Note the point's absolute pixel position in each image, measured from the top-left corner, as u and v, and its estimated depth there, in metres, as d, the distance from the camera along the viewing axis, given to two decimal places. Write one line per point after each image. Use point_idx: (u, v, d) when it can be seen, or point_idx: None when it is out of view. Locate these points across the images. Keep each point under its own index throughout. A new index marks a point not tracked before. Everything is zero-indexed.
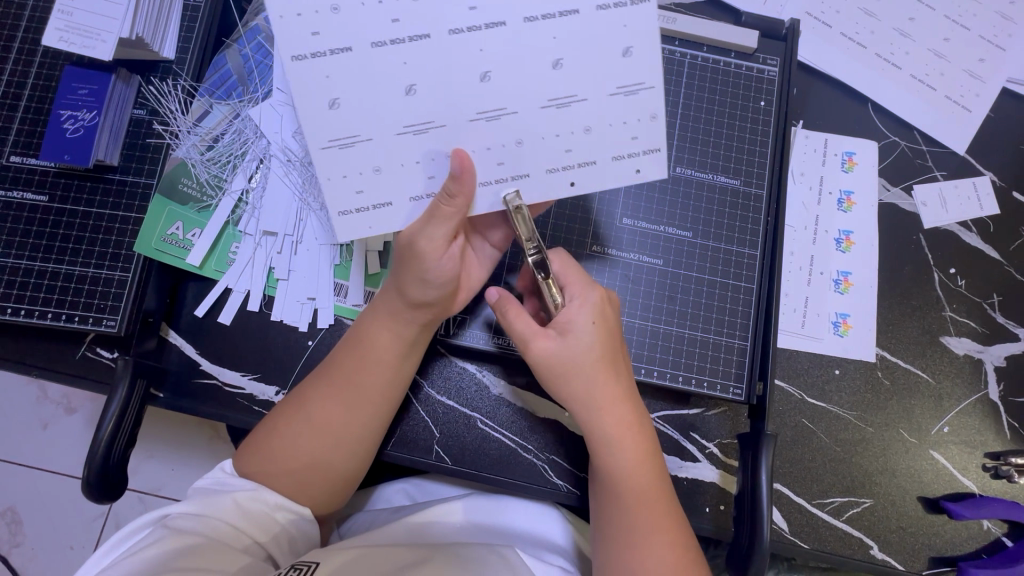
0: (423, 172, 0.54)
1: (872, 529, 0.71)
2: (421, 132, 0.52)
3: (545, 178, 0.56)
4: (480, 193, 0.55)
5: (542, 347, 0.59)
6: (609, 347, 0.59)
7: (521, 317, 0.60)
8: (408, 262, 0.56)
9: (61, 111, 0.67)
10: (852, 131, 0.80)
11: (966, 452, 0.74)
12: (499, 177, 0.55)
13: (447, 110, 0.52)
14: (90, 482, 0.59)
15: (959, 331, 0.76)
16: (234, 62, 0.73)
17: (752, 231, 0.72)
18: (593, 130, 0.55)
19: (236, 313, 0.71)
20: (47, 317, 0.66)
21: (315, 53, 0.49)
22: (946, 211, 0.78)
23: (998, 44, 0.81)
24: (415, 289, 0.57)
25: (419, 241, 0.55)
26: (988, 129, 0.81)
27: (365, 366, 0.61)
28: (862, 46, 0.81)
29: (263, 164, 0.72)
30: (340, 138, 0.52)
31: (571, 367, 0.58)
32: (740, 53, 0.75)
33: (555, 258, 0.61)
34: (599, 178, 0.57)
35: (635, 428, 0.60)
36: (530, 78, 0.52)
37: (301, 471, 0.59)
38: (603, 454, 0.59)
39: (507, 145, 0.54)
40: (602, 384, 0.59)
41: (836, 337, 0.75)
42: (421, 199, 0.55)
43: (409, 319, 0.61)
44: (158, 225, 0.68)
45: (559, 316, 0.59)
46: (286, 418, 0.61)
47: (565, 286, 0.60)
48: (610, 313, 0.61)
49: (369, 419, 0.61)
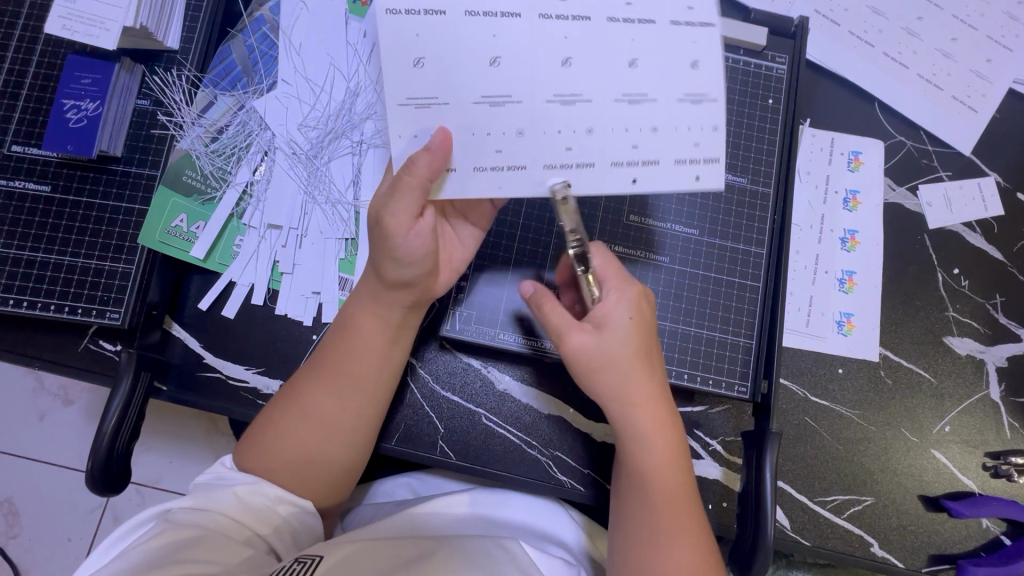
0: (489, 145, 0.53)
1: (873, 527, 0.72)
2: (494, 104, 0.52)
3: (607, 170, 0.54)
4: (541, 175, 0.54)
5: (577, 340, 0.59)
6: (643, 342, 0.59)
7: (557, 310, 0.61)
8: (380, 239, 0.56)
9: (64, 101, 0.66)
10: (858, 130, 0.80)
11: (968, 451, 0.74)
12: (564, 162, 0.54)
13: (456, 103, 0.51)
14: (93, 475, 0.59)
15: (962, 332, 0.76)
16: (239, 53, 0.73)
17: (758, 229, 0.72)
18: (611, 130, 0.53)
19: (240, 306, 0.71)
20: (49, 309, 0.65)
21: (410, 10, 0.50)
22: (951, 212, 0.78)
23: (1005, 45, 0.81)
24: (389, 266, 0.57)
25: (385, 215, 0.54)
26: (994, 129, 0.81)
27: (354, 353, 0.61)
28: (870, 45, 0.81)
29: (267, 156, 0.72)
30: (419, 98, 0.52)
31: (604, 362, 0.58)
32: (749, 50, 0.75)
33: (596, 254, 0.61)
34: (658, 180, 0.54)
35: (659, 423, 0.59)
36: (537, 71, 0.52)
37: (297, 463, 0.59)
38: (631, 448, 0.59)
39: (574, 131, 0.53)
40: (637, 379, 0.59)
41: (840, 336, 0.75)
42: (484, 169, 0.54)
43: (390, 302, 0.60)
44: (162, 218, 0.68)
45: (595, 310, 0.60)
46: (281, 411, 0.61)
47: (603, 280, 0.61)
48: (647, 307, 0.61)
49: (362, 406, 0.61)
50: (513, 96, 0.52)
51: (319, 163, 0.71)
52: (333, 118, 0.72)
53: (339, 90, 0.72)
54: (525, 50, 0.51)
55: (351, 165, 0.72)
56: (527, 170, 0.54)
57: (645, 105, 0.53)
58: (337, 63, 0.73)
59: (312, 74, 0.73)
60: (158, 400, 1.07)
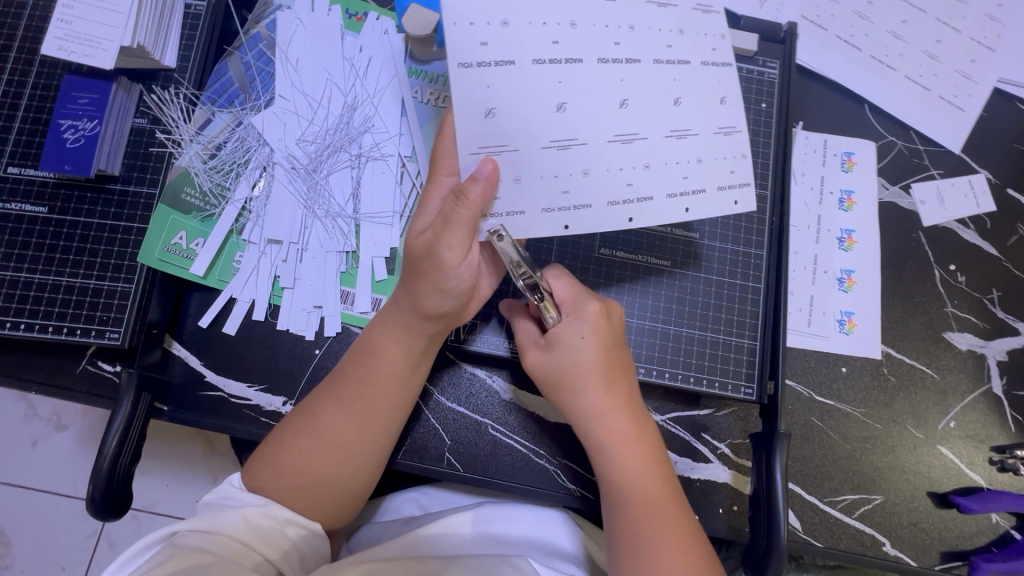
0: (557, 188, 0.55)
1: (884, 525, 0.71)
2: (563, 148, 0.54)
3: (664, 202, 0.57)
4: (605, 212, 0.56)
5: (536, 357, 0.62)
6: (613, 359, 0.60)
7: (524, 326, 0.65)
8: (425, 271, 0.55)
9: (61, 121, 0.65)
10: (850, 132, 0.82)
11: (974, 446, 0.74)
12: (625, 198, 0.56)
13: (487, 131, 0.52)
14: (94, 498, 0.58)
15: (961, 326, 0.77)
16: (236, 70, 0.73)
17: (758, 231, 0.73)
18: (651, 167, 0.56)
19: (241, 323, 0.70)
20: (47, 331, 0.64)
21: (480, 63, 0.51)
22: (944, 209, 0.80)
23: (988, 45, 0.84)
24: (431, 298, 0.56)
25: (437, 248, 0.53)
26: (981, 128, 0.83)
27: (372, 377, 0.60)
28: (858, 49, 0.83)
29: (266, 171, 0.72)
30: (489, 147, 0.52)
31: (568, 381, 0.60)
32: (741, 56, 0.76)
33: (554, 280, 0.63)
34: (708, 207, 0.58)
35: (645, 437, 0.60)
36: (537, 81, 0.52)
37: (311, 485, 0.58)
38: (615, 464, 0.59)
39: (635, 169, 0.56)
40: (606, 395, 0.59)
41: (842, 335, 0.76)
42: (552, 211, 0.55)
43: (418, 331, 0.60)
44: (161, 236, 0.67)
45: (554, 332, 0.60)
46: (296, 431, 0.60)
47: (561, 304, 0.62)
48: (610, 327, 0.61)
49: (380, 432, 0.61)
50: (510, 103, 0.52)
51: (319, 176, 0.72)
52: (331, 132, 0.72)
53: (337, 104, 0.73)
54: (552, 80, 0.52)
55: (351, 179, 0.72)
56: (593, 209, 0.56)
57: (689, 139, 0.56)
58: (334, 79, 0.73)
59: (310, 90, 0.73)
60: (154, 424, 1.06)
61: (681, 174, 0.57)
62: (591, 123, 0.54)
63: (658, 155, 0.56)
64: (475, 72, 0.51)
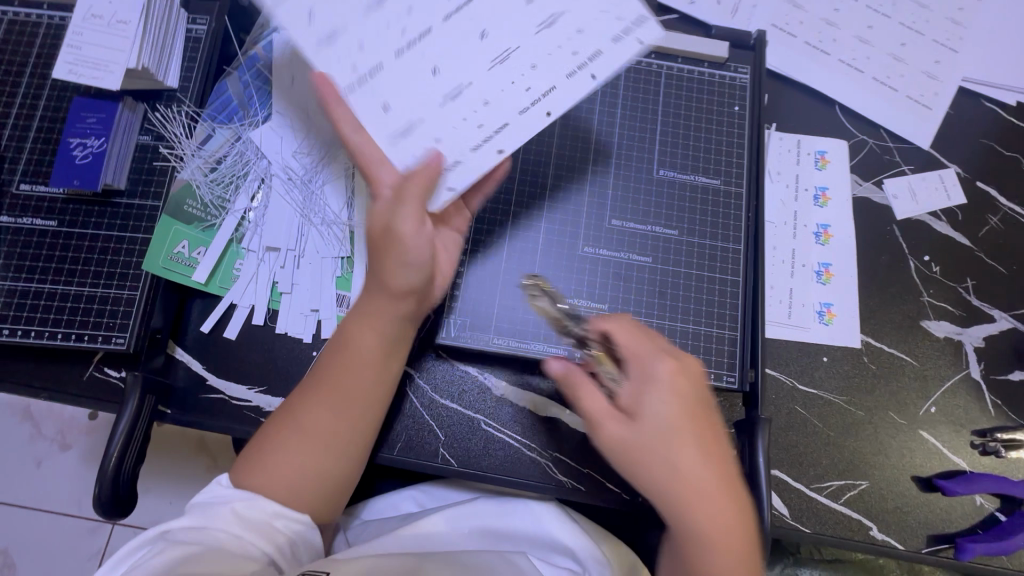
0: (473, 124, 0.60)
1: (870, 510, 0.73)
2: (456, 98, 0.60)
3: (567, 83, 0.61)
4: (525, 119, 0.61)
5: (613, 427, 0.57)
6: (687, 422, 0.56)
7: (592, 394, 0.59)
8: (386, 248, 0.60)
9: (70, 139, 0.70)
10: (822, 132, 0.85)
11: (955, 429, 0.76)
12: (532, 102, 0.61)
13: (392, 116, 0.60)
14: (101, 495, 0.61)
15: (938, 315, 0.80)
16: (235, 88, 0.77)
17: (734, 227, 0.75)
18: (538, 65, 0.61)
19: (241, 328, 0.73)
20: (57, 338, 0.67)
21: (360, 79, 0.59)
22: (916, 202, 0.83)
23: (951, 47, 0.88)
24: (395, 272, 0.60)
25: (393, 224, 0.59)
26: (949, 125, 0.86)
27: (348, 365, 0.63)
28: (826, 54, 0.87)
29: (264, 183, 0.75)
30: (401, 129, 0.59)
31: (641, 451, 0.55)
32: (713, 62, 0.80)
33: (613, 332, 0.59)
34: (611, 62, 0.60)
35: (726, 495, 0.55)
36: (416, 71, 0.60)
37: (292, 478, 0.60)
38: (691, 526, 0.54)
39: (525, 72, 0.61)
40: (687, 457, 0.55)
41: (822, 325, 0.78)
42: (481, 145, 0.60)
43: (386, 311, 0.62)
44: (164, 245, 0.70)
45: (631, 398, 0.57)
46: (278, 426, 0.62)
47: (627, 361, 0.58)
48: (686, 385, 0.57)
49: (356, 419, 0.63)
50: (398, 92, 0.60)
51: (314, 186, 0.75)
52: (327, 144, 0.75)
53: (331, 118, 0.76)
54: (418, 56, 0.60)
55: (345, 188, 0.75)
56: (510, 126, 0.60)
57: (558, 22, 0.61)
58: None
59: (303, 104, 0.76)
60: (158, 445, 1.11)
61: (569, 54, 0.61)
62: (465, 68, 0.61)
63: (540, 53, 0.61)
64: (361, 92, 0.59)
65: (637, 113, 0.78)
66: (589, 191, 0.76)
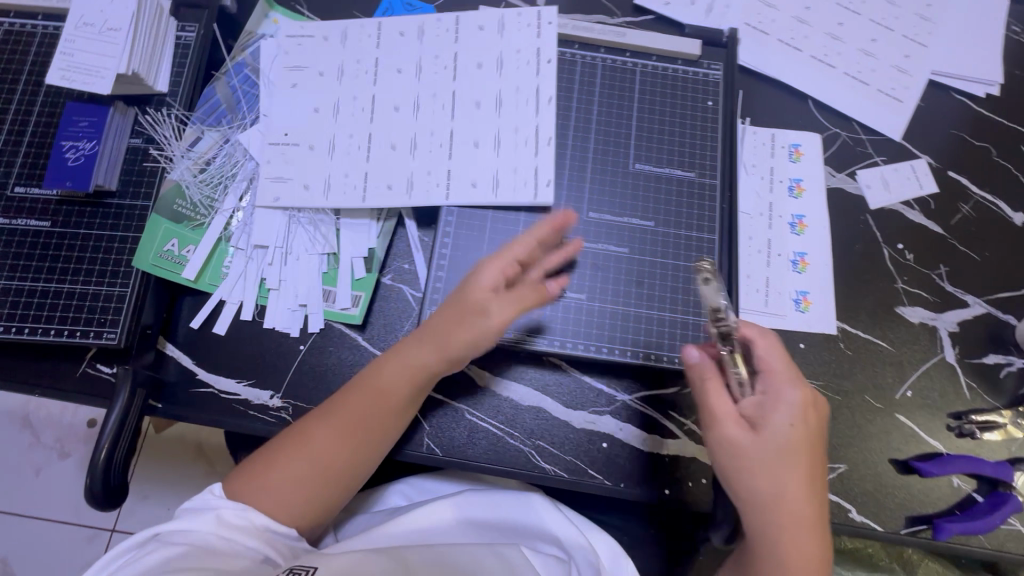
0: (482, 124, 0.78)
1: (848, 493, 0.74)
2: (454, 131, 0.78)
3: (506, 72, 0.80)
4: (509, 102, 0.79)
5: (733, 430, 0.59)
6: (806, 446, 0.59)
7: (721, 395, 0.60)
8: (465, 313, 0.65)
9: (63, 142, 0.72)
10: (796, 125, 0.88)
11: (931, 413, 0.77)
12: (501, 94, 0.79)
13: (428, 162, 0.77)
14: (94, 488, 0.62)
15: (913, 301, 0.81)
16: (223, 92, 0.80)
17: (708, 218, 0.77)
18: (480, 75, 0.80)
19: (230, 323, 0.74)
20: (50, 334, 0.69)
21: (393, 177, 0.76)
22: (889, 192, 0.85)
23: (920, 42, 0.90)
24: (464, 334, 0.65)
25: (480, 298, 0.65)
26: (920, 118, 0.89)
27: (378, 399, 0.65)
28: (799, 50, 0.90)
29: (252, 183, 0.77)
30: (445, 175, 0.76)
31: (755, 464, 0.58)
32: (686, 60, 0.83)
33: (761, 346, 0.61)
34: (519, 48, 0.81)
35: (816, 522, 0.58)
36: (409, 144, 0.77)
37: (291, 495, 0.62)
38: (780, 540, 0.58)
39: (476, 83, 0.79)
40: (796, 476, 0.58)
41: (798, 313, 0.80)
42: (499, 126, 0.78)
43: (434, 361, 0.66)
44: (154, 243, 0.73)
45: (761, 412, 0.59)
46: (288, 448, 0.64)
47: (765, 376, 0.60)
48: (811, 416, 0.59)
49: (364, 449, 0.65)
50: (415, 156, 0.77)
51: None
52: None
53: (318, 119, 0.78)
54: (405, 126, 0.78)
55: None
56: (505, 116, 0.78)
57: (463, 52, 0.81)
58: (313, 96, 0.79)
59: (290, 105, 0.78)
60: (155, 452, 1.15)
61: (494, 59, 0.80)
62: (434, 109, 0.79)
63: (467, 74, 0.80)
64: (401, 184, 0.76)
65: (613, 109, 0.81)
66: (567, 184, 0.78)
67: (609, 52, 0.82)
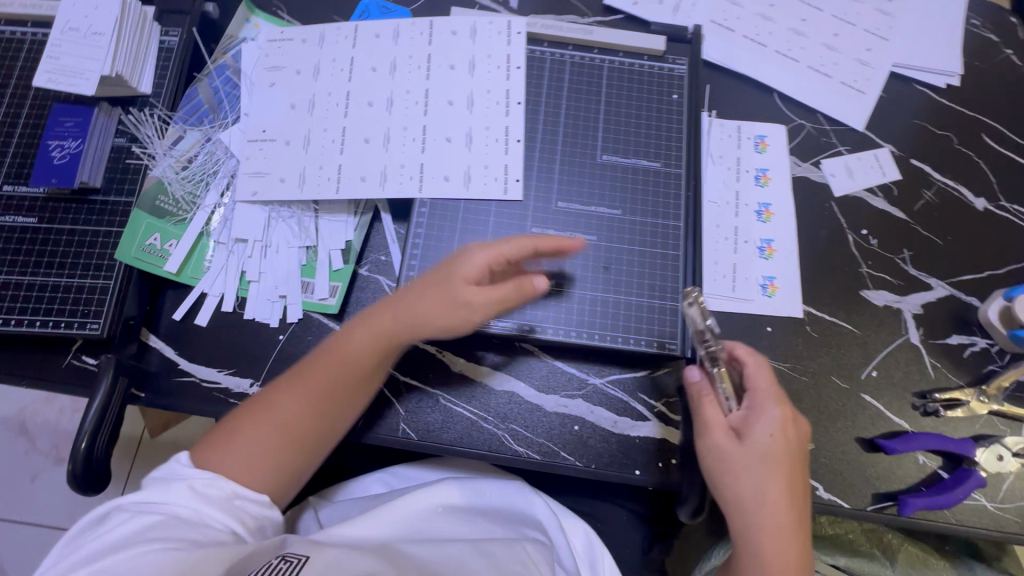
0: (452, 115, 0.80)
1: (815, 471, 0.76)
2: (428, 126, 0.81)
3: (480, 67, 0.83)
4: (480, 97, 0.82)
5: (721, 439, 0.63)
6: (788, 461, 0.62)
7: (713, 407, 0.65)
8: (441, 290, 0.66)
9: (49, 142, 0.75)
10: (762, 117, 0.90)
11: (896, 392, 0.79)
12: (473, 90, 0.82)
13: (400, 158, 0.79)
14: (76, 469, 0.64)
15: (877, 285, 0.83)
16: (205, 94, 0.83)
17: (674, 206, 0.80)
18: (454, 69, 0.83)
19: (211, 315, 0.77)
20: (35, 325, 0.72)
21: (366, 174, 0.79)
22: (852, 179, 0.87)
23: (881, 35, 0.93)
24: (440, 312, 0.66)
25: (457, 276, 0.66)
26: (881, 108, 0.91)
27: (345, 366, 0.67)
28: (763, 45, 0.93)
29: (233, 180, 0.80)
30: (417, 169, 0.79)
31: (740, 470, 0.62)
32: (651, 56, 0.86)
33: (753, 367, 0.65)
34: (493, 46, 0.84)
35: (796, 531, 0.61)
36: (382, 139, 0.80)
37: (253, 453, 0.65)
38: (758, 543, 0.61)
39: (450, 76, 0.82)
40: (775, 482, 0.61)
41: (765, 297, 0.82)
42: (468, 121, 0.81)
43: (402, 333, 0.67)
44: (137, 237, 0.75)
45: (746, 424, 0.63)
46: (257, 410, 0.67)
47: (752, 393, 0.64)
48: (793, 430, 0.63)
49: (329, 415, 0.67)
50: (386, 152, 0.80)
51: None
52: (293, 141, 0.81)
53: (297, 118, 0.81)
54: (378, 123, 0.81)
55: None
56: (476, 112, 0.81)
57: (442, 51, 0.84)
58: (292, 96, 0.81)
59: (270, 106, 0.81)
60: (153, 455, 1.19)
61: (469, 56, 0.83)
62: (409, 106, 0.82)
63: (446, 72, 0.83)
64: (373, 180, 0.78)
65: (581, 103, 0.84)
66: (536, 176, 0.80)
67: (577, 49, 0.86)
